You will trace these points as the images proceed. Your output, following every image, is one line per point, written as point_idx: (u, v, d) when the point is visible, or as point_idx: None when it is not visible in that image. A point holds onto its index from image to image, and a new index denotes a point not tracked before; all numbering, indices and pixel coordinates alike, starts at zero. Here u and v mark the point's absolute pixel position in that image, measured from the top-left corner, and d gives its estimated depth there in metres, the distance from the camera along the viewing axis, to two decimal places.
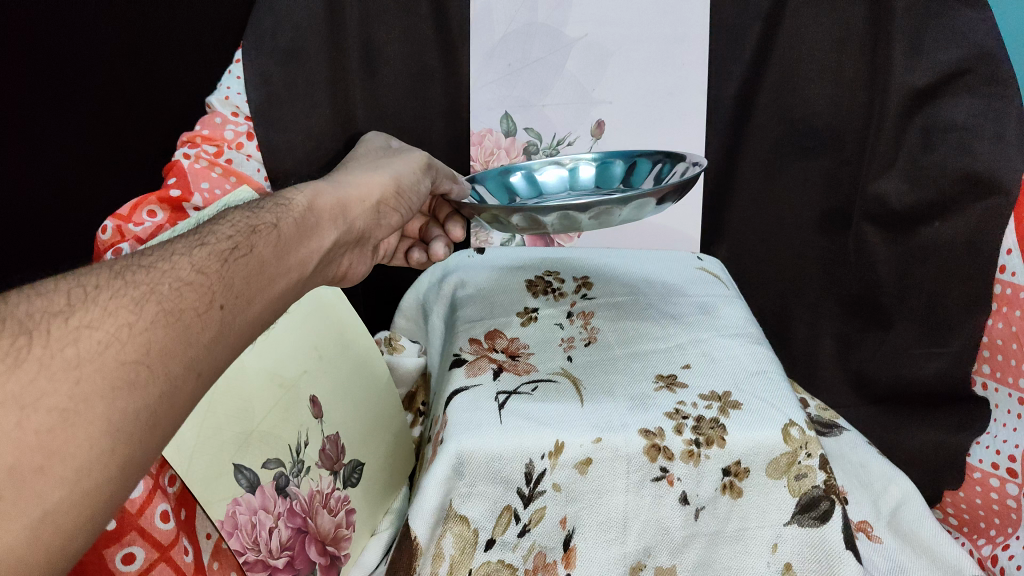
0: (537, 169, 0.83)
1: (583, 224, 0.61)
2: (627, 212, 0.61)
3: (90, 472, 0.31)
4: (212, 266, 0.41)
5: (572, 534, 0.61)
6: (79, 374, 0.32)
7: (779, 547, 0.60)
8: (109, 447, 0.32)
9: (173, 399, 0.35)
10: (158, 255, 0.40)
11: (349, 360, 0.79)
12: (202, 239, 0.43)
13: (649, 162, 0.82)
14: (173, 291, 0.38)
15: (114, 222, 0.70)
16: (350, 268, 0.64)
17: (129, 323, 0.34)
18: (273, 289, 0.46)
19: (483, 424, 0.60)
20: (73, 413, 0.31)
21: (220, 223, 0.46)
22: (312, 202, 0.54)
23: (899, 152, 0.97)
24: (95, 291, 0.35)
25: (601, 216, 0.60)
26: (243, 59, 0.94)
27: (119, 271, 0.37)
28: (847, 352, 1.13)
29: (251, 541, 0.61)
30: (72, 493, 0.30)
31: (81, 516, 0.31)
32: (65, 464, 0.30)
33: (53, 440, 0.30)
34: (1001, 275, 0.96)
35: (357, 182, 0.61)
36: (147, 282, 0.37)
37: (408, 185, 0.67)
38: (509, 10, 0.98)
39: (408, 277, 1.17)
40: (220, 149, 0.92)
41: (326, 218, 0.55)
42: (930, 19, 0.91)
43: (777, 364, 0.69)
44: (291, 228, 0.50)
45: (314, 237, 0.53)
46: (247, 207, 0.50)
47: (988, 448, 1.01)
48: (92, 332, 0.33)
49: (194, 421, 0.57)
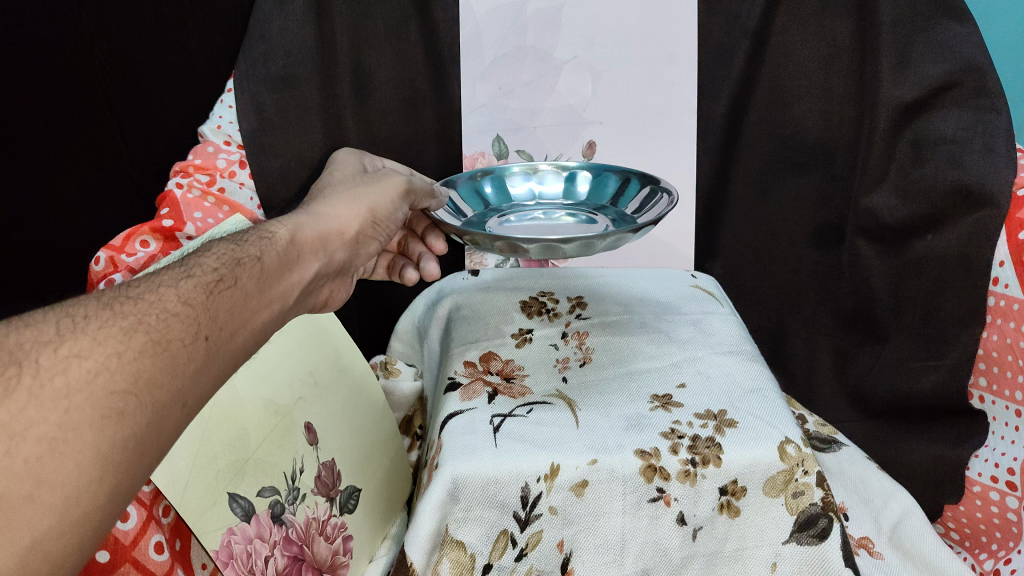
0: (509, 174, 0.80)
1: (565, 252, 0.58)
2: (608, 244, 0.58)
3: (79, 500, 0.32)
4: (198, 297, 0.43)
5: (570, 557, 0.61)
6: (68, 403, 0.33)
7: (778, 565, 0.61)
8: (97, 476, 0.33)
9: (159, 429, 0.37)
10: (144, 287, 0.41)
11: (346, 386, 0.79)
12: (189, 271, 0.44)
13: (616, 177, 0.79)
14: (161, 322, 0.39)
15: (107, 252, 0.72)
16: (332, 296, 0.67)
17: (118, 353, 0.36)
18: (258, 319, 0.48)
19: (477, 447, 0.60)
20: (62, 441, 0.32)
21: (206, 254, 0.47)
22: (295, 234, 0.55)
23: (890, 165, 0.98)
24: (84, 321, 0.37)
25: (582, 247, 0.58)
26: (233, 89, 0.93)
27: (107, 303, 0.39)
28: (845, 367, 1.15)
29: (248, 570, 0.60)
30: (61, 520, 0.32)
31: (71, 543, 0.32)
32: (54, 491, 0.32)
33: (42, 468, 0.31)
34: (995, 287, 0.93)
35: (335, 213, 0.60)
36: (135, 313, 0.39)
37: (385, 215, 0.65)
38: (498, 33, 0.96)
39: (403, 299, 1.17)
40: (212, 178, 0.90)
41: (308, 251, 0.55)
42: (919, 33, 0.90)
43: (773, 381, 0.68)
44: (274, 261, 0.51)
45: (297, 269, 0.54)
46: (232, 238, 0.51)
47: (987, 461, 0.99)
48: (82, 361, 0.35)
49: (187, 449, 0.57)
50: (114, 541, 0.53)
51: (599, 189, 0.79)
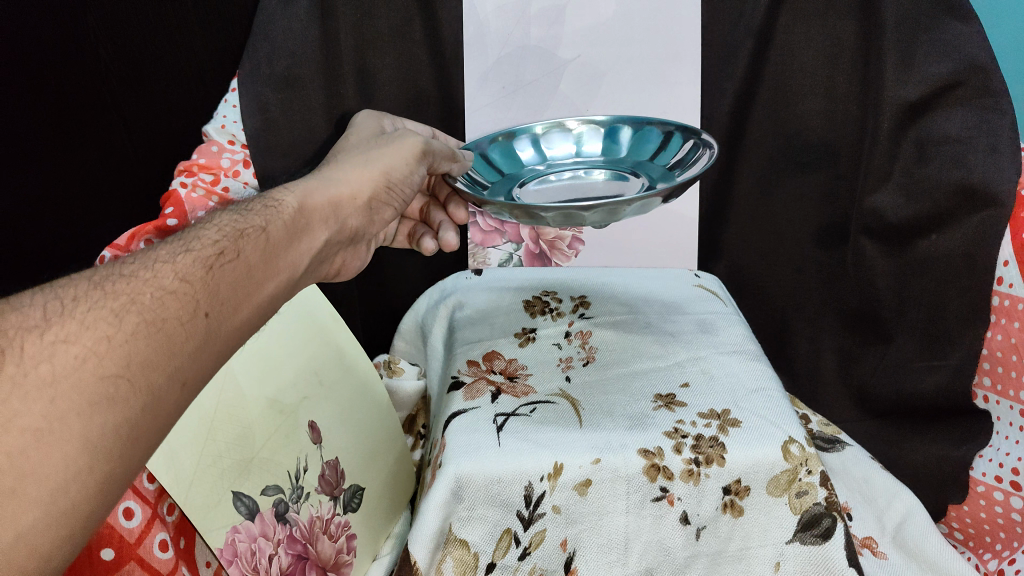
0: (541, 132, 0.80)
1: (588, 218, 0.58)
2: (632, 210, 0.57)
3: (65, 492, 0.32)
4: (197, 273, 0.42)
5: (573, 556, 0.61)
6: (54, 392, 0.33)
7: (781, 565, 0.60)
8: (86, 465, 0.33)
9: (153, 420, 0.37)
10: (140, 264, 0.41)
11: (349, 382, 0.79)
12: (188, 245, 0.44)
13: (658, 131, 0.77)
14: (156, 300, 0.39)
15: (112, 251, 0.70)
16: (346, 263, 0.67)
17: (109, 336, 0.35)
18: (265, 290, 0.48)
19: (481, 446, 0.60)
20: (47, 432, 0.32)
21: (207, 226, 0.47)
22: (303, 202, 0.55)
23: (895, 163, 0.97)
24: (73, 304, 0.36)
25: (607, 213, 0.57)
26: (238, 90, 0.94)
27: (99, 282, 0.38)
28: (848, 367, 1.13)
29: (251, 569, 0.60)
30: (47, 512, 0.31)
31: (59, 535, 0.32)
32: (39, 485, 0.31)
33: (27, 460, 0.31)
34: (998, 286, 0.94)
35: (347, 178, 0.61)
36: (128, 292, 0.38)
37: (399, 179, 0.65)
38: (503, 33, 0.96)
39: (407, 298, 1.18)
40: (217, 177, 0.88)
41: (317, 219, 0.56)
42: (921, 33, 0.90)
43: (778, 381, 0.68)
44: (280, 231, 0.51)
45: (306, 238, 0.54)
46: (236, 209, 0.51)
47: (991, 460, 1.00)
48: (69, 347, 0.34)
49: (192, 444, 0.57)
50: (118, 539, 0.53)
51: (640, 142, 0.77)
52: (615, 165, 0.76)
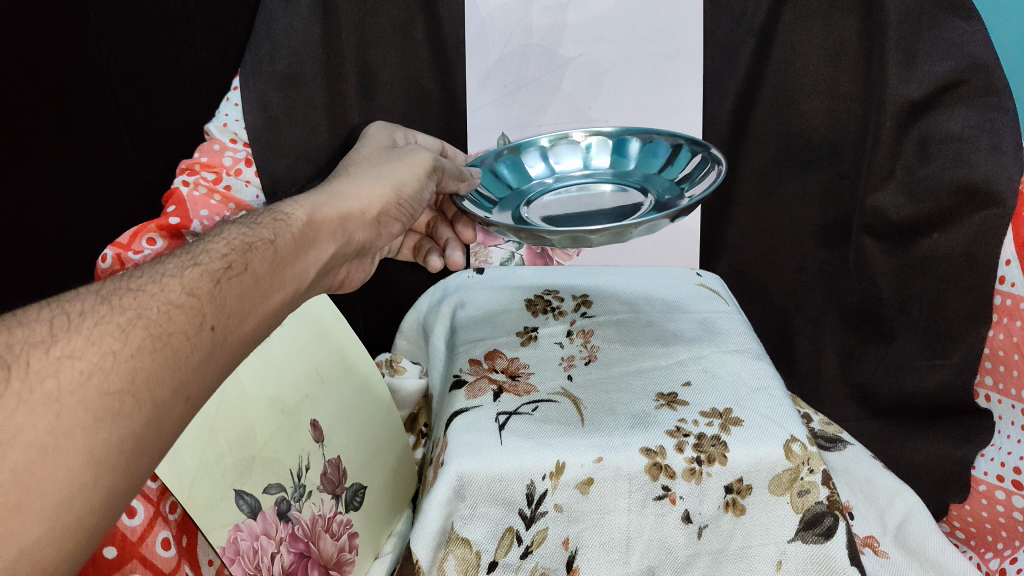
0: (548, 146, 0.80)
1: (594, 240, 0.57)
2: (638, 233, 0.57)
3: (69, 506, 0.32)
4: (204, 287, 0.42)
5: (575, 555, 0.61)
6: (59, 407, 0.33)
7: (784, 564, 0.59)
8: (90, 479, 0.33)
9: (157, 430, 0.37)
10: (147, 277, 0.40)
11: (352, 385, 0.79)
12: (195, 259, 0.44)
13: (666, 143, 0.77)
14: (161, 314, 0.39)
15: (114, 251, 0.72)
16: (350, 273, 0.67)
17: (114, 351, 0.35)
18: (271, 304, 0.48)
19: (483, 445, 0.60)
20: (53, 447, 0.32)
21: (216, 240, 0.47)
22: (311, 215, 0.55)
23: (897, 162, 0.97)
24: (79, 319, 0.36)
25: (613, 235, 0.57)
26: (239, 88, 0.94)
27: (105, 296, 0.38)
28: (850, 366, 1.14)
29: (254, 568, 0.60)
30: (52, 527, 0.31)
31: (63, 549, 0.32)
32: (44, 499, 0.31)
33: (31, 476, 0.31)
34: (1000, 285, 0.94)
35: (356, 192, 0.61)
36: (134, 306, 0.38)
37: (409, 194, 0.65)
38: (505, 31, 0.96)
39: (409, 297, 1.18)
40: (219, 175, 0.91)
41: (325, 232, 0.56)
42: (924, 30, 0.89)
43: (779, 380, 0.68)
44: (288, 243, 0.51)
45: (312, 250, 0.54)
46: (246, 221, 0.51)
47: (993, 460, 0.99)
48: (75, 362, 0.34)
49: (195, 450, 0.57)
50: (121, 539, 0.53)
51: (648, 154, 0.77)
52: (624, 177, 0.75)
